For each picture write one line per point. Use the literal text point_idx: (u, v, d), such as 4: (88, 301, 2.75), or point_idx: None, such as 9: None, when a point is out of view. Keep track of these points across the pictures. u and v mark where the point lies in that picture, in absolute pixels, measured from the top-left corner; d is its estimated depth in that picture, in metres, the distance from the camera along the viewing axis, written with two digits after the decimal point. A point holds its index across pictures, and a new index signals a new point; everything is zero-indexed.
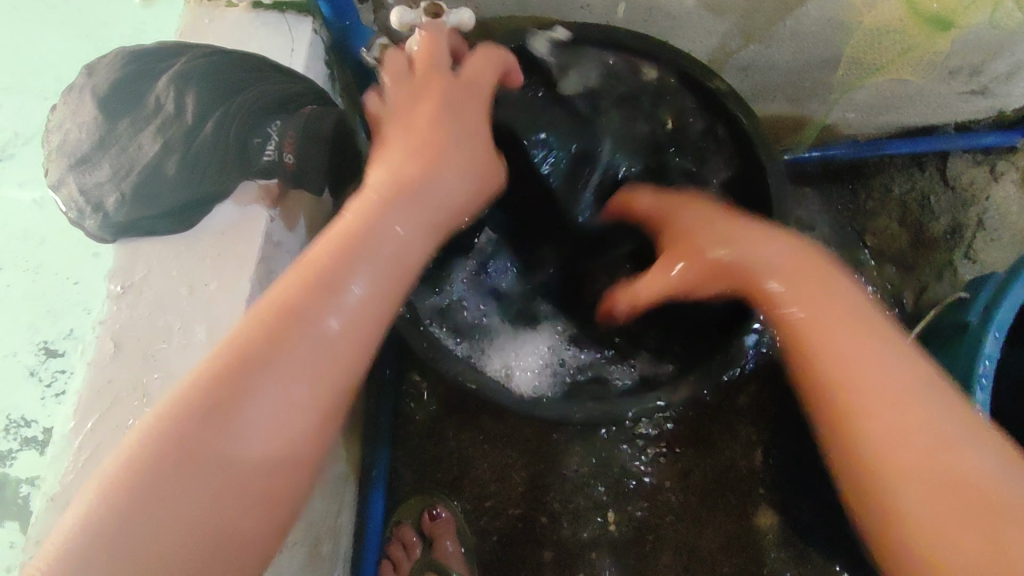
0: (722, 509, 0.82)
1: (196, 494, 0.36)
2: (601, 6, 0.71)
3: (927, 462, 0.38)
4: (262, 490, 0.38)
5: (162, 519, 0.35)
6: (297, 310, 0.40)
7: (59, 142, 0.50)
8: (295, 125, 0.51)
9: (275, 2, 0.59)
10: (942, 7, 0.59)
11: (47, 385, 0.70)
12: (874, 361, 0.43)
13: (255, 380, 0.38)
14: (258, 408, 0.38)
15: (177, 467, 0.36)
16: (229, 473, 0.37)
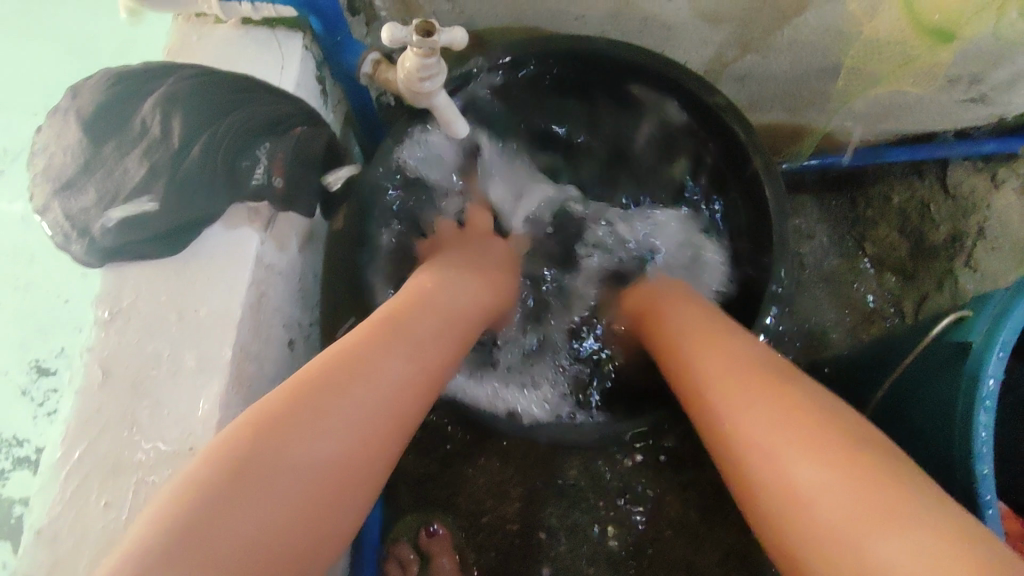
0: (722, 523, 0.81)
1: (257, 509, 0.37)
2: (596, 16, 0.70)
3: (828, 461, 0.38)
4: (308, 514, 0.39)
5: (223, 532, 0.36)
6: (352, 358, 0.45)
7: (45, 166, 0.49)
8: (284, 147, 0.51)
9: (264, 19, 0.58)
10: (945, 19, 0.56)
11: (39, 404, 0.69)
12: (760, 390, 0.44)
13: (313, 410, 0.41)
14: (314, 435, 0.41)
15: (234, 482, 0.37)
16: (281, 496, 0.38)
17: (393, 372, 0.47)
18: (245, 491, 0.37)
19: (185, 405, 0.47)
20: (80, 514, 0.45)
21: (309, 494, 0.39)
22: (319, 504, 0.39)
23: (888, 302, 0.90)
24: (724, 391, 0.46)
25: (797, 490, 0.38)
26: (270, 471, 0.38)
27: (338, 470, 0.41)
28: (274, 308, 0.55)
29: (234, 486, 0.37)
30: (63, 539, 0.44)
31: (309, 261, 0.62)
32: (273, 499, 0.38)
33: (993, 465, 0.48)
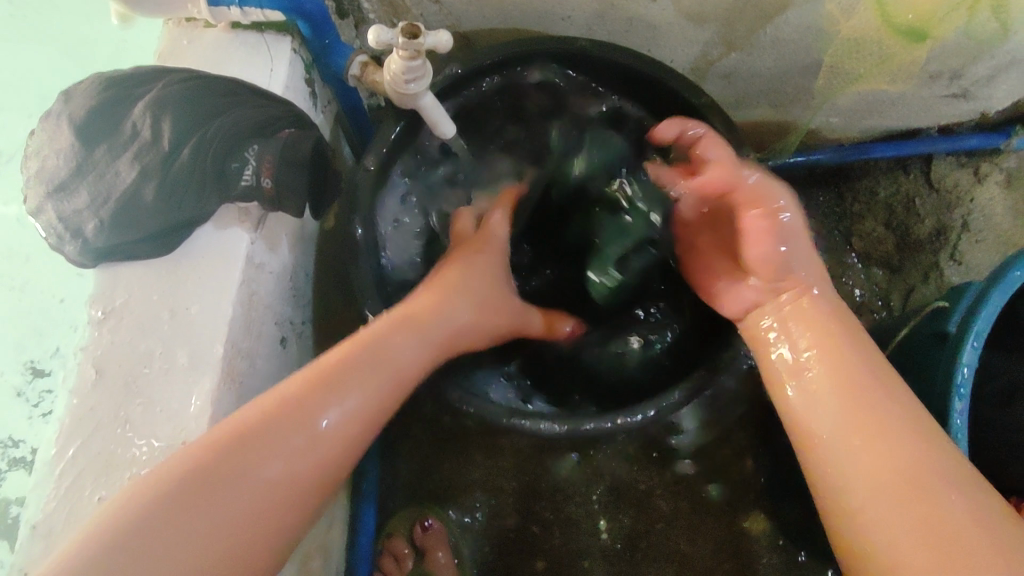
0: (712, 515, 0.82)
1: (184, 535, 0.40)
2: (582, 17, 0.71)
3: (910, 504, 0.42)
4: (235, 544, 0.41)
5: (151, 553, 0.39)
6: (298, 402, 0.45)
7: (37, 169, 0.50)
8: (273, 150, 0.51)
9: (253, 24, 0.59)
10: (917, 18, 0.60)
11: (35, 405, 0.70)
12: (866, 401, 0.46)
13: (250, 453, 0.43)
14: (245, 474, 0.42)
15: (171, 504, 0.41)
16: (232, 515, 0.41)
17: (337, 414, 0.47)
18: (204, 507, 0.41)
19: (177, 402, 0.48)
20: (75, 510, 0.46)
21: (261, 515, 0.43)
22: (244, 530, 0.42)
23: (876, 296, 0.91)
24: (812, 389, 0.49)
25: (862, 498, 0.44)
26: (225, 490, 0.42)
27: (272, 500, 0.43)
28: (265, 306, 0.56)
29: (180, 505, 0.41)
30: (59, 534, 0.45)
31: (300, 260, 0.63)
32: (227, 517, 0.41)
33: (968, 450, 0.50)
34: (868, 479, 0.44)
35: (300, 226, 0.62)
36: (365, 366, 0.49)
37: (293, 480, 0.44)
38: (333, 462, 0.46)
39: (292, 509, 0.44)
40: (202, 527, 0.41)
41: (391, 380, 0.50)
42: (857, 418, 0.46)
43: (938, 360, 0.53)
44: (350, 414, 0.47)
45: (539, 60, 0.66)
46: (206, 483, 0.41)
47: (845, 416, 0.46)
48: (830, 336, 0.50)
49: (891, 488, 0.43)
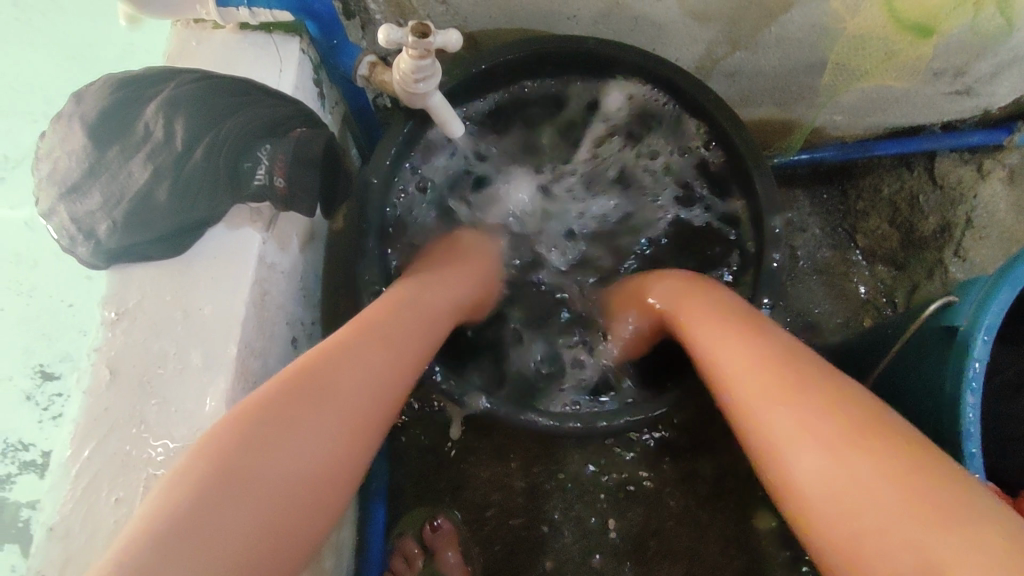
0: (721, 512, 0.83)
1: (245, 515, 0.37)
2: (587, 17, 0.72)
3: (857, 436, 0.39)
4: (298, 520, 0.39)
5: (213, 540, 0.36)
6: (336, 369, 0.44)
7: (49, 171, 0.50)
8: (285, 149, 0.50)
9: (262, 24, 0.59)
10: (924, 15, 0.61)
11: (45, 408, 0.71)
12: (761, 354, 0.47)
13: (303, 420, 0.41)
14: (300, 445, 0.40)
15: (229, 484, 0.37)
16: (274, 498, 0.38)
17: (375, 380, 0.46)
18: (240, 494, 0.37)
19: (192, 402, 0.48)
20: (92, 510, 0.46)
21: (308, 483, 0.40)
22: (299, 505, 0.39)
23: (881, 293, 0.93)
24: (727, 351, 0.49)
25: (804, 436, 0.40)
26: (274, 463, 0.39)
27: (326, 472, 0.41)
28: (276, 306, 0.56)
29: (237, 484, 0.37)
30: (76, 537, 0.45)
31: (311, 260, 0.63)
32: (273, 498, 0.38)
33: (981, 447, 0.49)
34: (809, 424, 0.41)
35: (312, 228, 0.62)
36: (387, 333, 0.49)
37: (335, 449, 0.42)
38: (370, 435, 0.45)
39: (351, 463, 0.43)
40: (247, 510, 0.37)
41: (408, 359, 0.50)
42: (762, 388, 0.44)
43: (948, 356, 0.53)
44: (378, 377, 0.47)
45: (542, 62, 0.67)
46: (244, 465, 0.38)
47: (764, 387, 0.44)
48: (718, 326, 0.51)
49: (836, 441, 0.39)
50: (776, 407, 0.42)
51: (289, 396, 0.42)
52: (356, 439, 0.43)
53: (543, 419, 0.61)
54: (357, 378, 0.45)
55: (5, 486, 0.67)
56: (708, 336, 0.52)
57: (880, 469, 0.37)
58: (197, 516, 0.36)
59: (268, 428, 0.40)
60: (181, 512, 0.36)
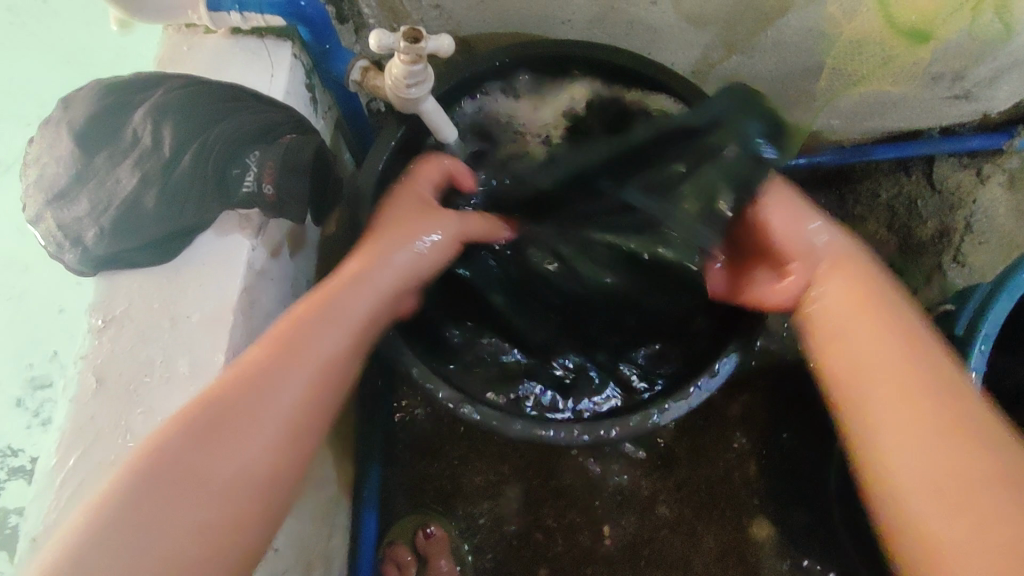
0: (716, 520, 0.83)
1: (176, 514, 0.39)
2: (582, 21, 0.71)
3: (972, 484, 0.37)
4: (232, 514, 0.41)
5: (147, 540, 0.38)
6: (270, 368, 0.45)
7: (35, 177, 0.50)
8: (275, 155, 0.50)
9: (253, 29, 0.58)
10: (920, 19, 0.60)
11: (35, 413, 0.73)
12: (901, 359, 0.43)
13: (231, 419, 0.42)
14: (228, 444, 0.42)
15: (158, 484, 0.40)
16: (214, 493, 0.41)
17: (314, 369, 0.46)
18: (181, 490, 0.40)
19: (178, 411, 0.47)
20: (75, 522, 0.45)
21: (242, 480, 0.42)
22: (233, 500, 0.41)
23: None
24: (852, 341, 0.45)
25: (912, 461, 0.39)
26: (205, 462, 0.41)
27: (259, 465, 0.43)
28: (266, 313, 0.55)
29: (167, 485, 0.40)
30: None
31: (302, 267, 0.62)
32: (213, 490, 0.41)
33: None
34: (915, 455, 0.39)
35: (302, 235, 0.61)
36: (335, 321, 0.49)
37: (269, 443, 0.43)
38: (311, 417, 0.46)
39: (290, 454, 0.45)
40: (187, 506, 0.40)
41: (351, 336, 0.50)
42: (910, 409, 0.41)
43: None
44: (321, 370, 0.47)
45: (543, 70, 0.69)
46: (179, 465, 0.40)
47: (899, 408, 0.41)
48: (864, 328, 0.45)
49: (936, 478, 0.38)
50: (893, 424, 0.41)
51: (221, 393, 0.43)
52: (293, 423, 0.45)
53: (525, 428, 0.60)
54: (289, 367, 0.45)
55: None
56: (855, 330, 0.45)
57: (974, 519, 0.36)
58: (127, 515, 0.39)
59: (197, 430, 0.42)
60: (123, 509, 0.39)
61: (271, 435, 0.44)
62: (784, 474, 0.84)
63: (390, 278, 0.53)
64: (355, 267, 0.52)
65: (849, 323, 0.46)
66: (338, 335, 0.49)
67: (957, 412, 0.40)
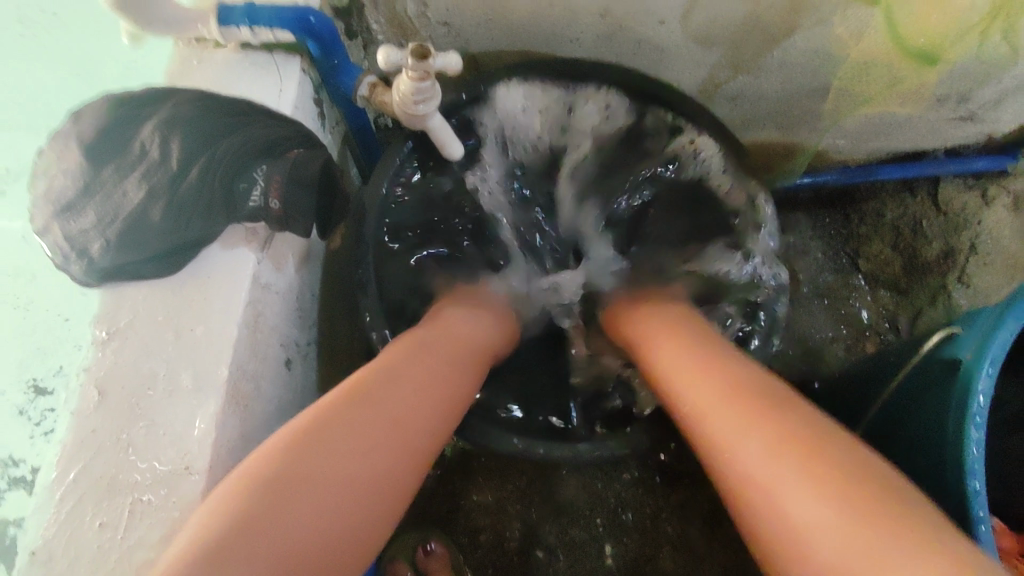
0: (722, 540, 0.83)
1: (303, 519, 0.38)
2: (590, 40, 0.72)
3: (854, 528, 0.36)
4: (353, 520, 0.40)
5: (276, 540, 0.37)
6: (379, 382, 0.46)
7: (44, 189, 0.50)
8: (282, 170, 0.50)
9: (263, 44, 0.59)
10: (927, 42, 0.59)
11: (35, 424, 0.80)
12: (772, 417, 0.43)
13: (349, 423, 0.43)
14: (348, 445, 0.42)
15: (285, 487, 0.38)
16: (338, 496, 0.40)
17: (421, 387, 0.48)
18: (307, 493, 0.39)
19: (181, 425, 0.47)
20: (74, 536, 0.44)
21: (364, 485, 0.41)
22: (357, 506, 0.40)
23: (883, 318, 0.95)
24: (724, 419, 0.45)
25: (802, 524, 0.37)
26: (328, 461, 0.40)
27: (380, 473, 0.42)
28: (271, 327, 0.55)
29: (293, 487, 0.38)
30: (56, 562, 0.44)
31: (307, 280, 0.62)
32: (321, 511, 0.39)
33: (985, 482, 0.47)
34: (802, 519, 0.38)
35: (308, 248, 0.61)
36: (427, 354, 0.52)
37: (389, 452, 0.43)
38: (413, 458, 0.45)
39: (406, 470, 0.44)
40: (311, 509, 0.38)
41: (438, 384, 0.50)
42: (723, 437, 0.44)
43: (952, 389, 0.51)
44: (424, 389, 0.49)
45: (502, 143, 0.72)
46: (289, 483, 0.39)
47: (758, 443, 0.42)
48: (719, 393, 0.47)
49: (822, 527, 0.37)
50: (780, 494, 0.39)
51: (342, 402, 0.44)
52: (393, 454, 0.43)
53: (541, 450, 0.60)
54: (386, 402, 0.45)
55: None
56: (684, 385, 0.50)
57: (872, 563, 0.34)
58: (255, 517, 0.37)
59: (318, 435, 0.41)
60: (248, 509, 0.37)
61: (389, 435, 0.44)
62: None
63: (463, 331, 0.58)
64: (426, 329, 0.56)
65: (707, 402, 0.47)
66: (433, 363, 0.51)
67: (802, 447, 0.40)
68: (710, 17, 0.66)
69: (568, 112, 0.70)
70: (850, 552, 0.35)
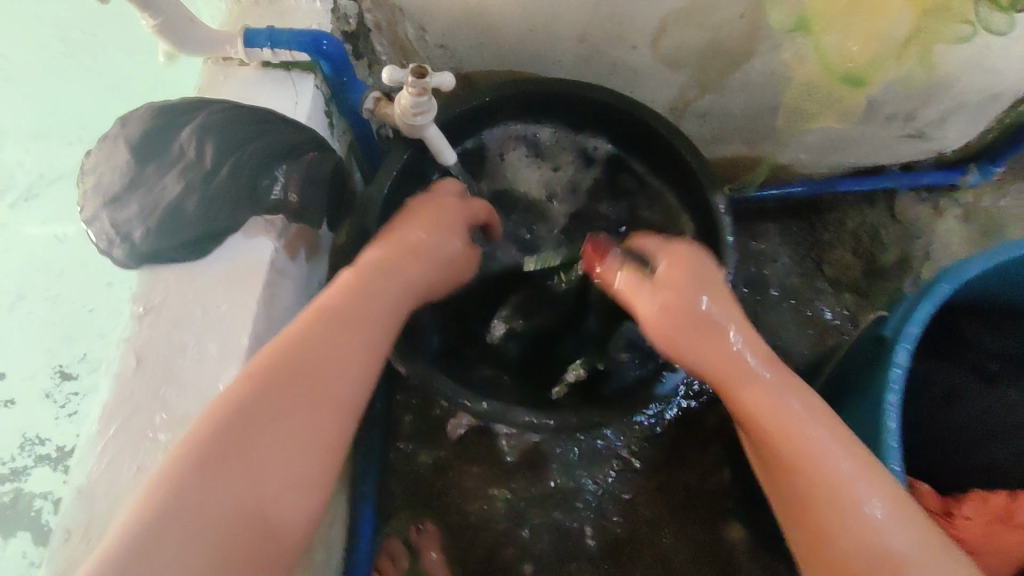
0: (695, 521, 0.91)
1: (216, 505, 0.44)
2: (570, 62, 0.81)
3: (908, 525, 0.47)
4: (268, 495, 0.46)
5: (195, 523, 0.44)
6: (286, 365, 0.50)
7: (94, 184, 0.58)
8: (299, 170, 0.59)
9: (282, 64, 0.67)
10: (854, 67, 0.64)
11: (60, 406, 0.88)
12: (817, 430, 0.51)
13: (252, 415, 0.47)
14: (255, 437, 0.47)
15: (196, 480, 0.45)
16: (248, 480, 0.46)
17: (332, 360, 0.51)
18: (217, 483, 0.45)
19: (206, 387, 0.55)
20: (115, 478, 0.52)
21: (278, 465, 0.47)
22: (269, 483, 0.46)
23: (846, 319, 1.01)
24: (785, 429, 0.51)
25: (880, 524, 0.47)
26: (235, 453, 0.46)
27: (293, 451, 0.48)
28: (284, 309, 0.63)
29: (205, 479, 0.45)
30: (98, 498, 0.51)
31: (315, 270, 0.70)
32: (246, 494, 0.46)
33: (900, 440, 0.55)
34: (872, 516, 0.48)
35: (316, 240, 0.69)
36: (339, 317, 0.53)
37: (303, 433, 0.49)
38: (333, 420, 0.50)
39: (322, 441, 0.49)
40: (222, 496, 0.45)
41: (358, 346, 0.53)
42: (814, 464, 0.50)
43: (878, 363, 0.60)
44: (338, 364, 0.51)
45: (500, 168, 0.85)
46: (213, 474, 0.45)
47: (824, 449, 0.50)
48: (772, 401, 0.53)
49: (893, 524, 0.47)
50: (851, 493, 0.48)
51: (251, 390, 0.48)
52: (306, 443, 0.48)
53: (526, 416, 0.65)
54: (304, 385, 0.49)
55: (22, 476, 0.86)
56: (732, 379, 0.54)
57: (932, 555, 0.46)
58: (173, 508, 0.44)
59: (225, 432, 0.47)
60: (169, 503, 0.44)
61: (298, 419, 0.49)
62: (747, 486, 0.88)
63: (395, 278, 0.57)
64: (377, 268, 0.57)
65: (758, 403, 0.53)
66: (353, 329, 0.53)
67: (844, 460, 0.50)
68: (676, 43, 0.75)
69: (553, 173, 0.86)
70: (931, 555, 0.46)
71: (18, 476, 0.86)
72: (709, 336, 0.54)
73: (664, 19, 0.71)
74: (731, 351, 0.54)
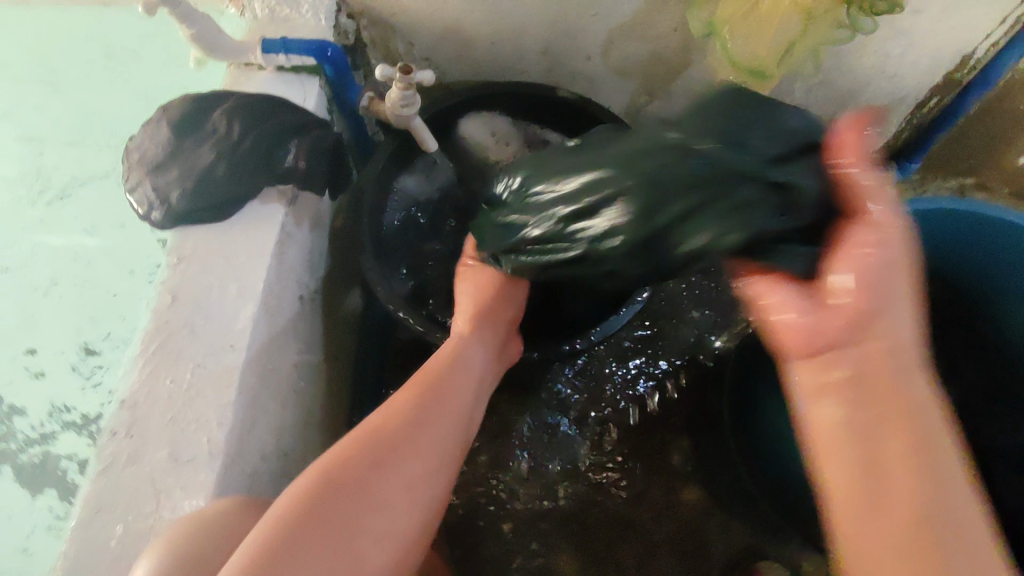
0: (657, 485, 0.93)
1: (365, 513, 0.54)
2: (535, 72, 0.95)
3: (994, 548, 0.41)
4: (395, 513, 0.56)
5: (347, 524, 0.53)
6: (418, 404, 0.62)
7: (139, 158, 0.71)
8: (307, 142, 0.73)
9: (293, 67, 0.80)
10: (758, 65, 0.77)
11: (86, 377, 0.99)
12: (924, 418, 0.44)
13: (395, 439, 0.59)
14: (394, 461, 0.57)
15: (341, 484, 0.55)
16: (383, 494, 0.56)
17: (446, 413, 0.64)
18: (363, 486, 0.55)
19: (228, 318, 0.66)
20: (150, 392, 0.62)
21: (405, 486, 0.57)
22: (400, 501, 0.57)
23: None
24: (899, 406, 0.44)
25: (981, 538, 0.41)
26: (380, 467, 0.57)
27: (417, 480, 0.58)
28: (292, 263, 0.75)
29: (351, 483, 0.55)
30: (140, 406, 0.62)
31: (319, 240, 0.82)
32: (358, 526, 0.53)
33: None
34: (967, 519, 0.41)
35: (321, 210, 0.82)
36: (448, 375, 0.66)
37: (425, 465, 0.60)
38: (424, 494, 0.59)
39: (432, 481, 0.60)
40: (367, 502, 0.55)
41: (455, 416, 0.65)
42: (924, 447, 0.43)
43: None
44: (446, 415, 0.64)
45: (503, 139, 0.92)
46: (331, 505, 0.53)
47: (936, 439, 0.44)
48: (885, 380, 0.45)
49: (980, 532, 0.41)
50: (950, 485, 0.42)
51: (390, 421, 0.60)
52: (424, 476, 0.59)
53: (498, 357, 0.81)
54: (422, 423, 0.61)
55: (50, 438, 0.95)
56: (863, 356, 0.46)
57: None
58: (327, 498, 0.53)
59: (369, 450, 0.57)
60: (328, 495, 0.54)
61: (427, 454, 0.60)
62: (700, 450, 0.95)
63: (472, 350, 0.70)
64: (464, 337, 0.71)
65: (874, 374, 0.45)
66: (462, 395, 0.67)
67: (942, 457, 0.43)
68: (624, 54, 0.89)
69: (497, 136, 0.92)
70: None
71: (46, 440, 0.96)
72: (882, 358, 0.46)
73: (610, 33, 0.86)
74: (874, 319, 0.46)
